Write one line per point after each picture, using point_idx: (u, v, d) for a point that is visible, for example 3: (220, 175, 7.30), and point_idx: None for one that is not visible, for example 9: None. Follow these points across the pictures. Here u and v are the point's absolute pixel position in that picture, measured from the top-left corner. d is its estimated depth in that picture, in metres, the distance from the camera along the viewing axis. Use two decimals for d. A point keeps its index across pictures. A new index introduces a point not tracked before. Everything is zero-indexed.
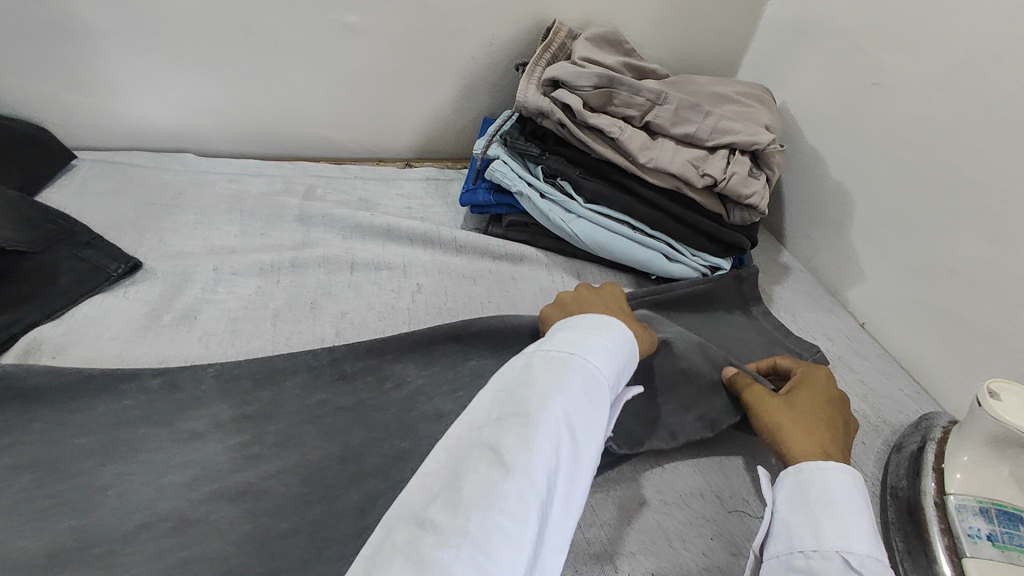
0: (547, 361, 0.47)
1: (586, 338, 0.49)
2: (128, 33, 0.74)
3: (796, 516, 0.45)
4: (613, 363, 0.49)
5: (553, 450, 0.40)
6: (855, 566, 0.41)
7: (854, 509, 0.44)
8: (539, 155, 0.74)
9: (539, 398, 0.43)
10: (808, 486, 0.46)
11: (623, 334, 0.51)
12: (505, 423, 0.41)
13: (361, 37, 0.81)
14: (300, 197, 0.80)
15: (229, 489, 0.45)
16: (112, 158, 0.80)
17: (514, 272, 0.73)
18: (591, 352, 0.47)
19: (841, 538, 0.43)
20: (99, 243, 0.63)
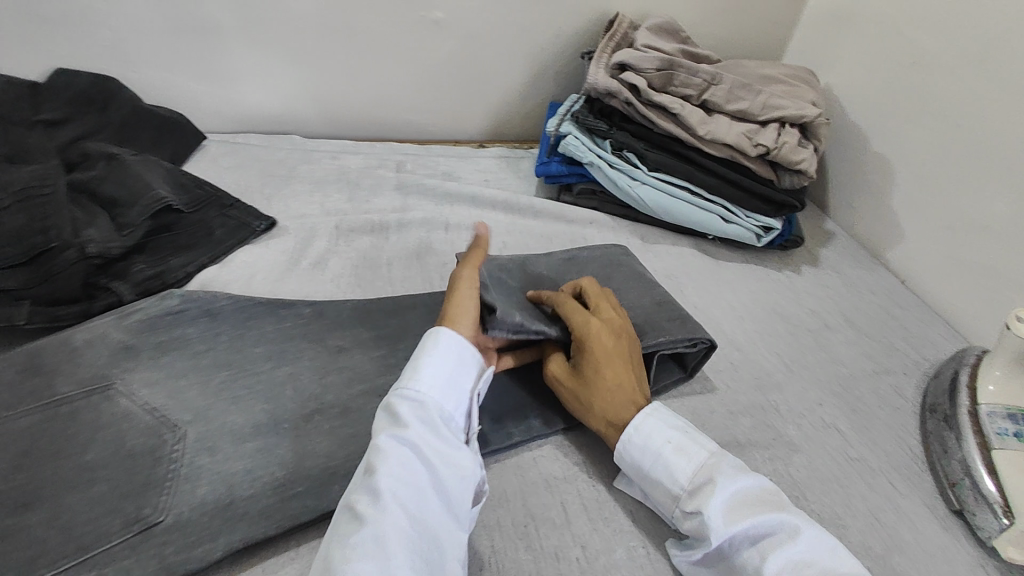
0: (387, 397, 0.45)
1: (404, 363, 0.47)
2: (252, 32, 0.87)
3: (647, 491, 0.49)
4: (445, 374, 0.46)
5: (406, 482, 0.40)
6: (689, 507, 0.46)
7: (656, 460, 0.48)
8: (607, 130, 0.83)
9: (381, 437, 0.42)
10: (625, 469, 0.50)
11: (442, 342, 0.47)
12: (359, 474, 0.41)
13: (446, 31, 0.92)
14: (394, 171, 0.91)
15: (378, 388, 0.56)
16: (233, 139, 0.93)
17: (585, 233, 0.83)
18: (409, 374, 0.46)
19: (673, 490, 0.47)
20: (239, 206, 0.75)
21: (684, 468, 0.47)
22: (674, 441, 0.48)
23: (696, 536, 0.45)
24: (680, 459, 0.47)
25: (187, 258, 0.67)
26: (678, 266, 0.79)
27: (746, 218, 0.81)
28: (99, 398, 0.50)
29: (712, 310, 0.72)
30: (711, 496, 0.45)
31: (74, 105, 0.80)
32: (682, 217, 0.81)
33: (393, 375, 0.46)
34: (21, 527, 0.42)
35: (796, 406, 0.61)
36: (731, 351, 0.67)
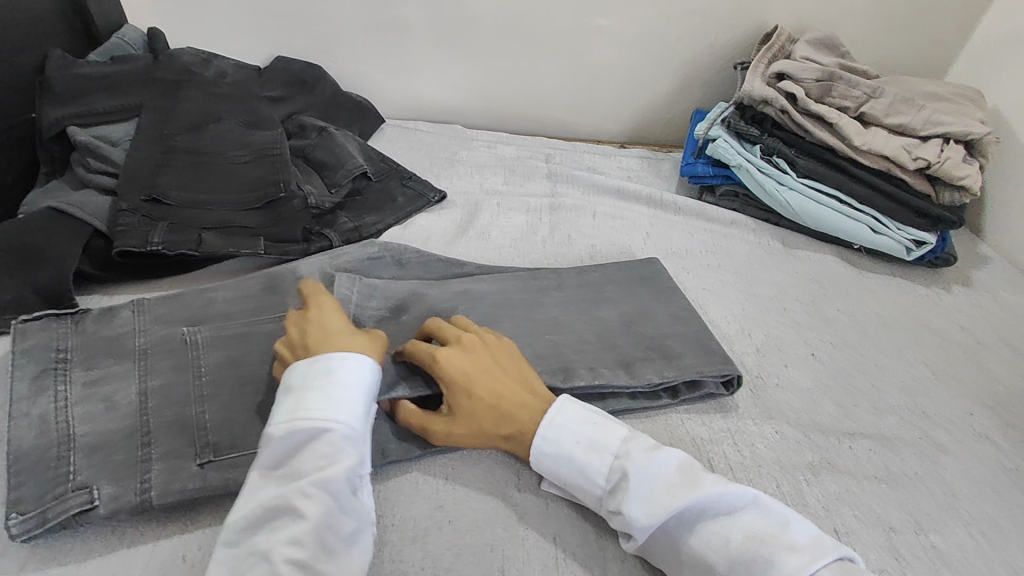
0: (300, 431, 0.43)
1: (313, 391, 0.44)
2: (435, 32, 0.99)
3: (572, 493, 0.50)
4: (364, 407, 0.45)
5: (338, 531, 0.41)
6: (613, 504, 0.47)
7: (569, 462, 0.49)
8: (757, 136, 0.86)
9: (305, 486, 0.41)
10: (547, 479, 0.51)
11: (360, 370, 0.46)
12: (277, 519, 0.40)
13: (605, 37, 0.99)
14: (544, 162, 0.99)
15: None
16: (404, 124, 1.05)
17: (726, 232, 0.85)
18: (328, 406, 0.44)
19: (599, 489, 0.48)
20: (416, 179, 0.86)
21: (598, 470, 0.48)
22: (582, 440, 0.49)
23: (626, 534, 0.46)
24: (592, 461, 0.48)
25: (379, 218, 0.78)
26: (822, 270, 0.80)
27: (898, 231, 0.81)
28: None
29: (858, 315, 0.73)
30: (626, 489, 0.46)
31: (288, 86, 0.95)
32: (829, 224, 0.82)
33: (302, 406, 0.44)
34: (273, 404, 0.50)
35: (947, 414, 0.61)
36: (877, 354, 0.67)
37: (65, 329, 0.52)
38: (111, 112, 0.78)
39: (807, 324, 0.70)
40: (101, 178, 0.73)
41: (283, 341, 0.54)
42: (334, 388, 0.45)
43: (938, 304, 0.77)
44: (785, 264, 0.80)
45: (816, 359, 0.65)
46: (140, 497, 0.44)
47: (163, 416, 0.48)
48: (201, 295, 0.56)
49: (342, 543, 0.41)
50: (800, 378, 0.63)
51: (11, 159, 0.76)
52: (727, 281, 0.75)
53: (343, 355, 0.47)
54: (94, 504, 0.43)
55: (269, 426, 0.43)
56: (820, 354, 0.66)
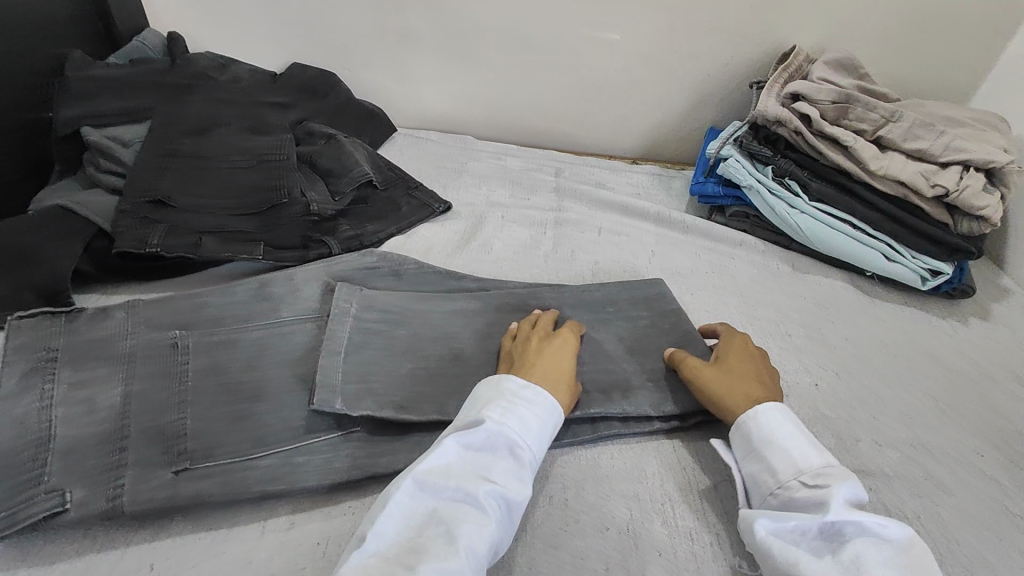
0: (503, 434, 0.47)
1: (521, 406, 0.49)
2: (447, 43, 0.99)
3: (754, 461, 0.50)
4: (547, 442, 0.49)
5: (498, 542, 0.43)
6: (813, 479, 0.46)
7: (794, 434, 0.49)
8: (771, 156, 0.83)
9: (491, 487, 0.44)
10: (748, 430, 0.51)
11: (559, 416, 0.51)
12: (461, 506, 0.43)
13: (618, 52, 0.98)
14: (553, 175, 0.98)
15: None
16: (414, 134, 1.05)
17: (734, 253, 0.83)
18: (529, 429, 0.48)
19: (801, 463, 0.48)
20: (421, 189, 0.85)
21: (819, 455, 0.48)
22: (811, 437, 0.50)
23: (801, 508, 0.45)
24: (813, 447, 0.49)
25: (381, 226, 0.78)
26: (829, 296, 0.77)
27: (912, 259, 0.78)
28: (311, 325, 0.57)
29: (865, 344, 0.70)
30: (845, 484, 0.46)
31: (299, 93, 0.96)
32: (840, 250, 0.80)
33: (513, 415, 0.48)
34: (252, 413, 0.50)
35: (953, 453, 0.58)
36: (883, 386, 0.65)
37: (55, 329, 0.52)
38: (123, 113, 0.79)
39: (811, 352, 0.67)
40: (110, 179, 0.74)
41: (269, 350, 0.54)
42: (530, 410, 0.49)
43: (951, 336, 0.74)
44: (792, 288, 0.78)
45: (818, 389, 0.63)
46: (111, 503, 0.44)
47: (142, 420, 0.48)
48: (190, 300, 0.56)
49: (495, 554, 0.43)
50: (799, 408, 0.60)
51: (24, 157, 0.78)
52: (731, 304, 0.73)
53: (540, 388, 0.51)
54: (65, 507, 0.43)
55: (483, 414, 0.47)
56: (822, 384, 0.64)
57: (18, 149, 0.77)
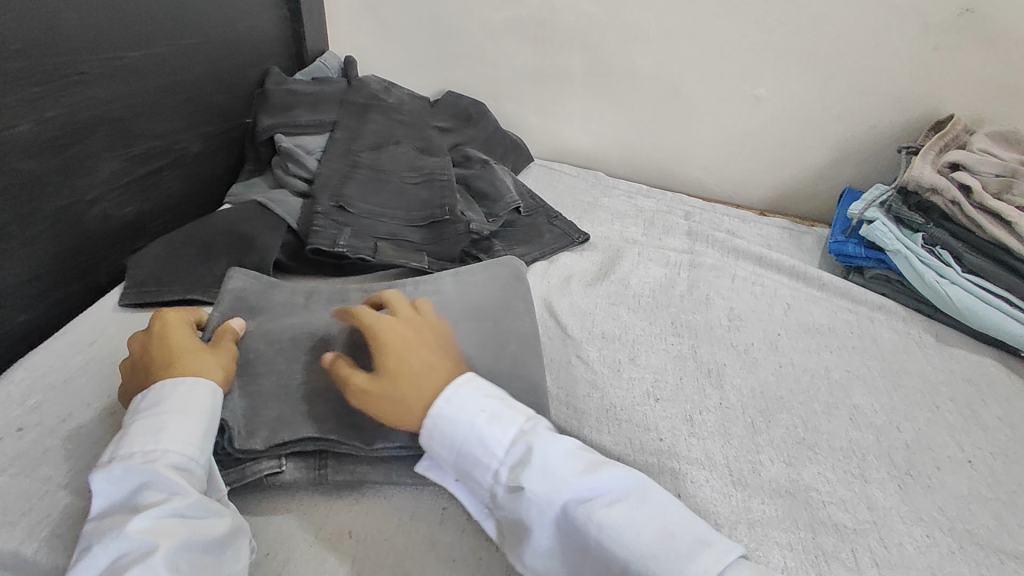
0: (137, 464, 0.43)
1: (132, 425, 0.46)
2: (596, 84, 1.05)
3: (502, 493, 0.47)
4: (196, 428, 0.46)
5: (195, 551, 0.41)
6: (510, 480, 0.47)
7: (470, 433, 0.48)
8: (921, 224, 0.83)
9: (143, 519, 0.40)
10: (444, 447, 0.49)
11: (173, 391, 0.47)
12: (119, 563, 0.39)
13: (763, 106, 1.00)
14: (683, 218, 1.00)
15: (673, 398, 0.64)
16: (550, 166, 1.11)
17: (873, 316, 0.82)
18: (131, 437, 0.45)
19: (490, 467, 0.47)
20: (561, 219, 0.90)
21: (500, 441, 0.48)
22: (494, 414, 0.49)
23: (570, 534, 0.45)
24: (500, 431, 0.48)
25: (527, 249, 0.83)
26: (980, 374, 0.75)
27: None
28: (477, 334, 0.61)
29: (1021, 427, 0.67)
30: (533, 466, 0.46)
31: (455, 119, 1.04)
32: (995, 326, 0.76)
33: (126, 442, 0.44)
34: None
35: None
36: None
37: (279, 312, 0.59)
38: (311, 125, 0.89)
39: (963, 428, 0.66)
40: (297, 182, 0.83)
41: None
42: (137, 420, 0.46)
43: None
44: (938, 360, 0.76)
45: (973, 467, 0.61)
46: (319, 472, 0.52)
47: (342, 401, 0.54)
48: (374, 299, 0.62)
49: (197, 559, 0.41)
50: (955, 484, 0.59)
51: (224, 156, 0.89)
52: (873, 367, 0.73)
53: (158, 390, 0.48)
54: (281, 469, 0.52)
55: (99, 466, 0.43)
56: (977, 463, 0.62)
57: (223, 149, 0.89)
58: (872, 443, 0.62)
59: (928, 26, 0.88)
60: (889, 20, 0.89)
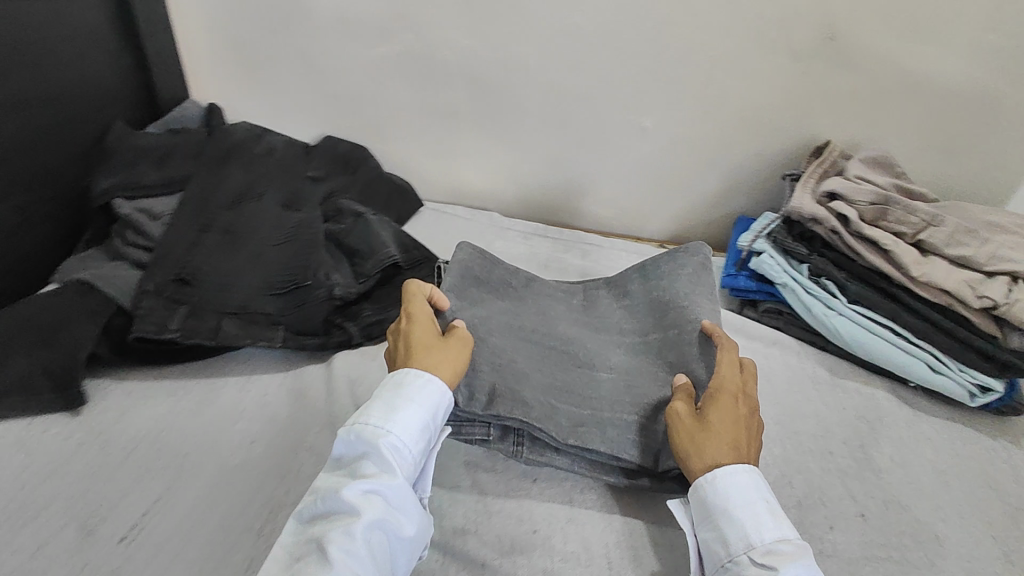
0: (364, 438, 0.52)
1: (375, 401, 0.55)
2: (481, 121, 1.00)
3: (745, 560, 0.50)
4: (424, 425, 0.55)
5: (386, 529, 0.50)
6: (762, 558, 0.50)
7: (746, 506, 0.52)
8: (806, 255, 0.81)
9: (355, 487, 0.50)
10: (710, 490, 0.54)
11: (422, 388, 0.56)
12: (335, 517, 0.50)
13: (650, 138, 0.98)
14: (579, 258, 0.96)
15: None
16: (442, 210, 1.04)
17: (767, 352, 0.80)
18: (375, 412, 0.54)
19: (746, 538, 0.51)
20: (447, 270, 0.84)
21: (769, 529, 0.51)
22: (776, 511, 0.53)
23: None
24: (772, 522, 0.52)
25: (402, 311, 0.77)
26: (872, 408, 0.73)
27: (958, 372, 0.74)
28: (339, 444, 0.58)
29: (912, 466, 0.66)
30: (788, 563, 0.49)
31: (332, 165, 0.97)
32: (882, 357, 0.76)
33: (369, 413, 0.54)
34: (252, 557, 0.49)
35: None
36: (936, 520, 0.61)
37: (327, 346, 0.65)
38: (159, 183, 0.80)
39: (855, 475, 0.64)
40: (137, 253, 0.74)
41: (620, 362, 0.70)
42: (374, 401, 0.56)
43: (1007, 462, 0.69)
44: (831, 397, 0.74)
45: (866, 521, 0.59)
46: None
47: None
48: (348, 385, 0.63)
49: (384, 541, 0.49)
50: (847, 545, 0.56)
51: (49, 223, 0.79)
52: (766, 413, 0.70)
53: (400, 379, 0.57)
54: (490, 436, 0.64)
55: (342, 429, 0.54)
56: (870, 518, 0.60)
57: (49, 214, 0.78)
58: None
59: (795, 51, 0.87)
60: (761, 48, 0.88)
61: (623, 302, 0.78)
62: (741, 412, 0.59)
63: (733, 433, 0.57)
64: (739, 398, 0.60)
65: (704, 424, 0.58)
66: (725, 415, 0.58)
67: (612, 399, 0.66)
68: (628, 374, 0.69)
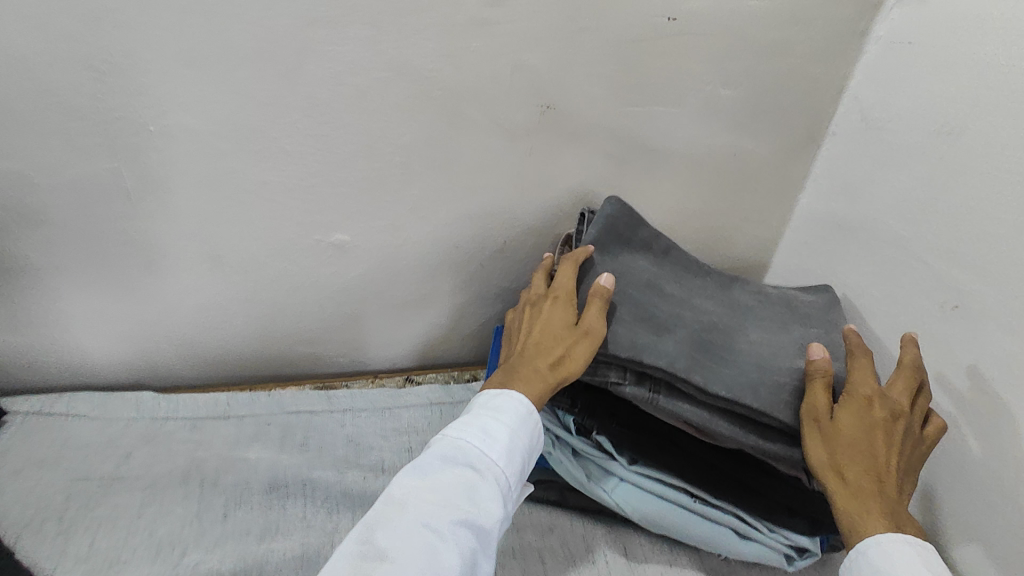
0: (461, 455, 0.47)
1: (486, 416, 0.49)
2: (75, 273, 0.64)
3: None
4: (519, 455, 0.49)
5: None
6: None
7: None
8: (568, 404, 0.60)
9: (460, 518, 0.43)
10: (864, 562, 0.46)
11: (525, 407, 0.51)
12: (422, 539, 0.41)
13: (352, 256, 0.70)
14: (277, 446, 0.66)
15: None
16: (51, 408, 0.66)
17: (541, 552, 0.58)
18: (481, 436, 0.48)
19: None
20: (1, 570, 0.49)
21: None
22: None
23: None
24: None
25: None
26: None
27: (769, 533, 0.56)
28: None
29: None
30: None
31: None
32: (677, 529, 0.57)
33: (472, 428, 0.48)
34: None
35: None
36: None
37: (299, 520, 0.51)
38: None
39: None
40: None
41: (758, 336, 0.60)
42: (483, 417, 0.50)
43: None
44: None
45: None
46: None
47: None
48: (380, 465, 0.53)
49: None
50: None
51: None
52: None
53: (511, 398, 0.51)
54: (626, 380, 0.55)
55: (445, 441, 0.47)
56: None
57: None
58: None
59: (506, 127, 0.65)
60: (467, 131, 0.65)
61: (751, 280, 0.67)
62: (876, 420, 0.51)
63: (865, 448, 0.50)
64: (875, 403, 0.52)
65: (835, 419, 0.51)
66: (863, 417, 0.51)
67: (762, 364, 0.56)
68: (769, 347, 0.59)
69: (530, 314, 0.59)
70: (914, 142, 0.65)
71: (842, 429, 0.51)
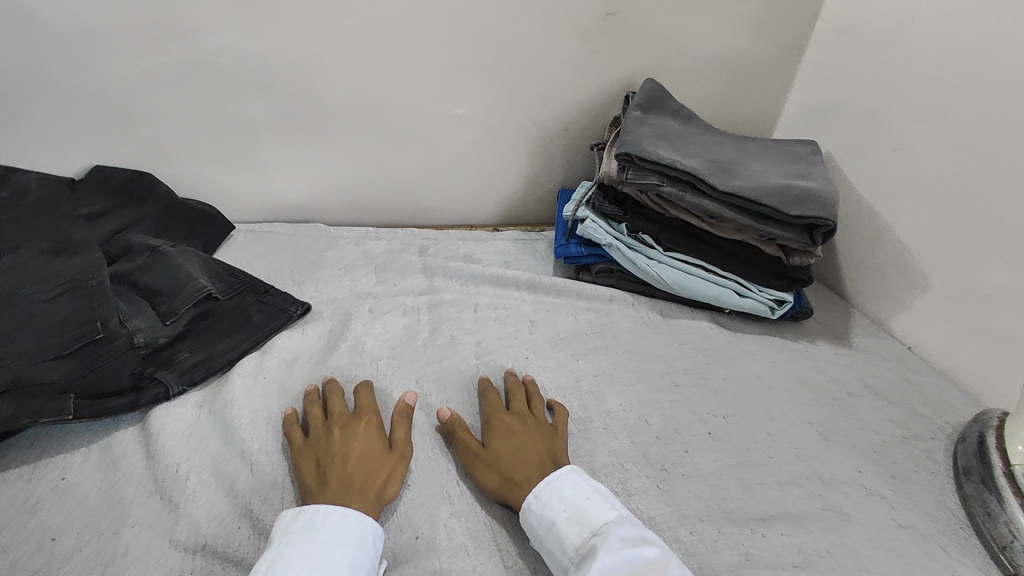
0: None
1: (298, 538, 0.48)
2: (280, 131, 0.91)
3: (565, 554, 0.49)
4: (341, 560, 0.47)
5: None
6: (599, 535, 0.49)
7: (562, 505, 0.52)
8: (620, 215, 0.88)
9: None
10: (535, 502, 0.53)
11: (338, 511, 0.50)
12: None
13: (466, 125, 0.97)
14: (417, 254, 0.94)
15: (439, 490, 0.58)
16: (260, 228, 0.95)
17: (607, 309, 0.86)
18: (298, 554, 0.46)
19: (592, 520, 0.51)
20: (275, 292, 0.76)
21: (593, 515, 0.51)
22: (598, 492, 0.53)
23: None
24: (599, 507, 0.52)
25: (229, 345, 0.69)
26: (703, 338, 0.83)
27: (759, 292, 0.85)
28: (219, 494, 0.55)
29: (742, 380, 0.76)
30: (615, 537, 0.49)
31: (112, 199, 0.84)
32: (695, 293, 0.85)
33: (283, 555, 0.46)
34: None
35: (840, 475, 0.64)
36: (770, 422, 0.70)
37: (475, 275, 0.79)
38: None
39: (699, 399, 0.72)
40: None
41: (758, 166, 0.87)
42: (291, 545, 0.47)
43: (807, 356, 0.82)
44: (667, 337, 0.82)
45: (714, 438, 0.67)
46: None
47: None
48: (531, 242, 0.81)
49: None
50: (703, 462, 0.64)
51: None
52: (618, 363, 0.76)
53: (310, 512, 0.50)
54: (663, 181, 0.81)
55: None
56: (717, 431, 0.68)
57: None
58: (627, 447, 0.65)
59: (579, 28, 0.92)
60: (552, 31, 0.91)
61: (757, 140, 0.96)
62: (513, 426, 0.62)
63: (524, 456, 0.58)
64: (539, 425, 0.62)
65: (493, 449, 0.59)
66: (511, 433, 0.61)
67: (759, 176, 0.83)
68: (765, 171, 0.86)
69: (340, 436, 0.58)
70: (868, 37, 0.90)
71: (518, 442, 0.60)
